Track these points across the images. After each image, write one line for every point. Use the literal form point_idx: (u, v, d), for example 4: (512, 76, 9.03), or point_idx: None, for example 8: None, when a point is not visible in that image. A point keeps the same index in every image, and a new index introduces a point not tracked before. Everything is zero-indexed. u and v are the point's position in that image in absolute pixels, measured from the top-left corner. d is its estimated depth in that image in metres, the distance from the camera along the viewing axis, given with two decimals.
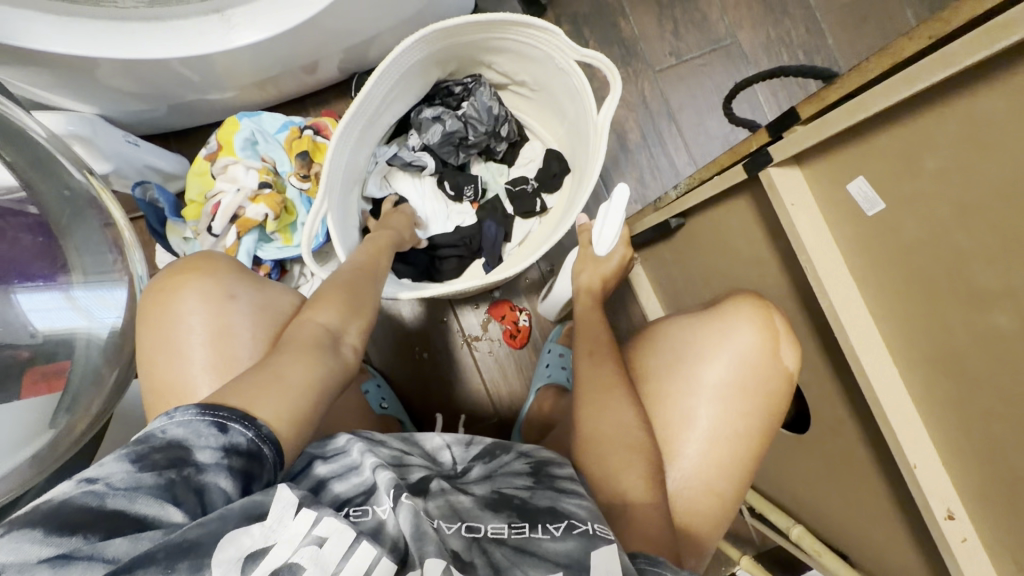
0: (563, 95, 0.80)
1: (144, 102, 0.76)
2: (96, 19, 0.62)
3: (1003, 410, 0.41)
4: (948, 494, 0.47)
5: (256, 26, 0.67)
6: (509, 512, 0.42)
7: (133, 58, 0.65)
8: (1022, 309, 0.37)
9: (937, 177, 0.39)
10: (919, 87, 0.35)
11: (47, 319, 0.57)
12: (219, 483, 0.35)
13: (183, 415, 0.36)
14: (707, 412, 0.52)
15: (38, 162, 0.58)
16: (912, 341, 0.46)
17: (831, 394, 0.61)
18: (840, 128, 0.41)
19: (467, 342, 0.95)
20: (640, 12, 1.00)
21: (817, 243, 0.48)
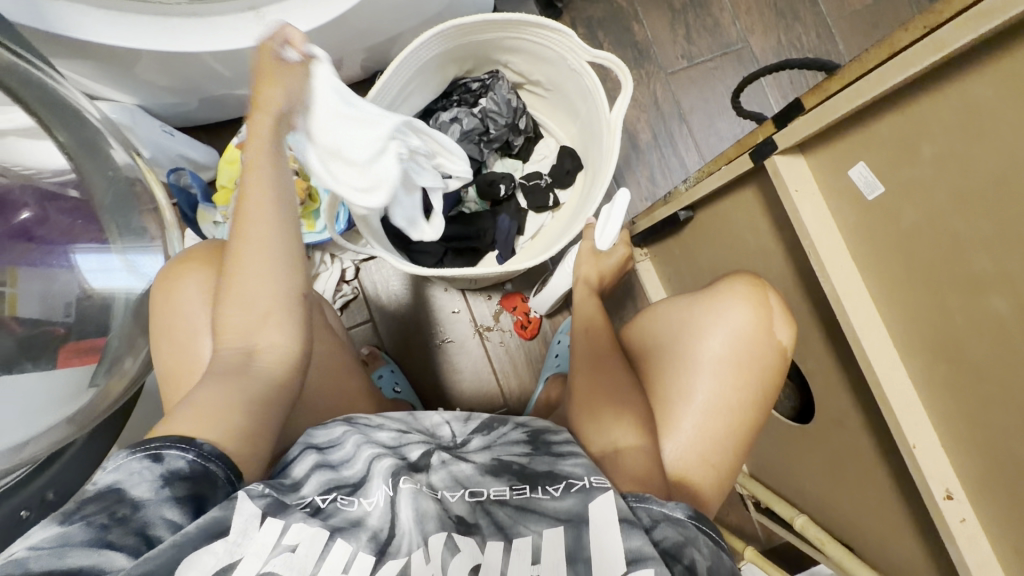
0: (576, 93, 0.83)
1: (178, 95, 0.80)
2: (141, 14, 0.66)
3: (999, 389, 0.42)
4: (947, 475, 0.48)
5: (288, 24, 0.71)
6: (510, 476, 0.45)
7: (172, 51, 0.69)
8: (1013, 289, 0.39)
9: (933, 161, 0.41)
10: (915, 70, 0.37)
11: (102, 279, 0.63)
12: (163, 516, 0.35)
13: (113, 461, 0.36)
14: (704, 385, 0.54)
15: (86, 144, 0.61)
16: (910, 321, 0.47)
17: (834, 382, 0.62)
18: (841, 113, 0.43)
19: (479, 332, 0.97)
20: (653, 17, 1.03)
21: (820, 229, 0.50)
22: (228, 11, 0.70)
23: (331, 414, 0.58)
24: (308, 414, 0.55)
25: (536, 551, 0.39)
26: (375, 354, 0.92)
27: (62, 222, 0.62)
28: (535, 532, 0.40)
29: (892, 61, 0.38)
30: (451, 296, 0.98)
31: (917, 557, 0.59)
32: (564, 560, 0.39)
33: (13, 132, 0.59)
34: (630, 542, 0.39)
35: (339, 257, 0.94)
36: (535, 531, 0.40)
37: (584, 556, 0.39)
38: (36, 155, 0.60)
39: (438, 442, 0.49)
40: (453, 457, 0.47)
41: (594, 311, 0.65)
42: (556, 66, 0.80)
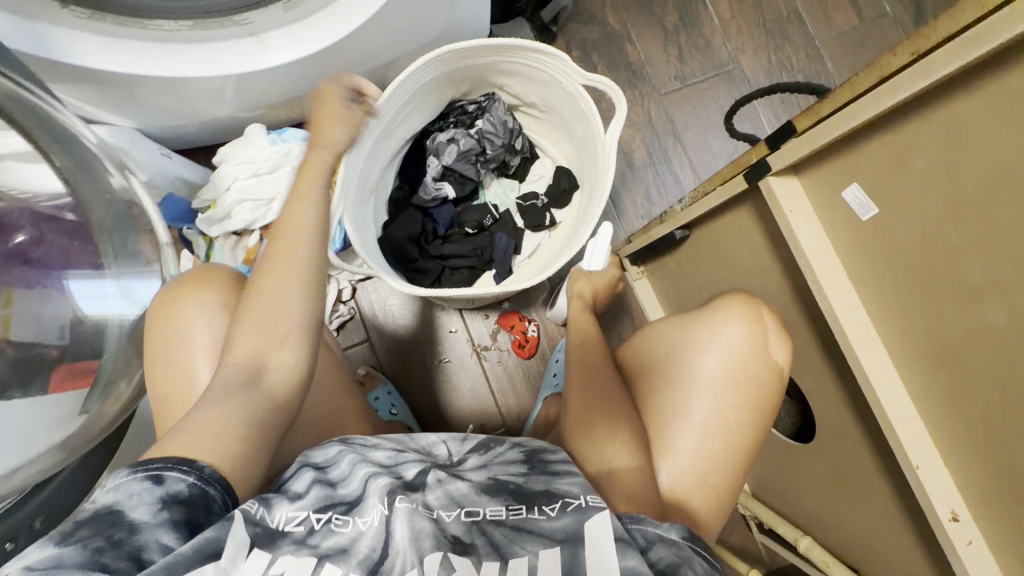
0: (571, 115, 0.84)
1: (178, 117, 0.81)
2: (144, 40, 0.67)
3: (999, 408, 0.42)
4: (951, 496, 0.47)
5: (288, 50, 0.73)
6: (506, 495, 0.44)
7: (172, 75, 0.70)
8: (1012, 307, 0.39)
9: (925, 182, 0.41)
10: (903, 96, 0.38)
11: (95, 306, 0.62)
12: (159, 539, 0.35)
13: (114, 482, 0.36)
14: (698, 402, 0.54)
15: (84, 168, 0.62)
16: (908, 339, 0.47)
17: (834, 401, 0.62)
18: (834, 136, 0.44)
19: (477, 351, 0.97)
20: (646, 39, 1.05)
21: (816, 248, 0.50)
22: (229, 38, 0.71)
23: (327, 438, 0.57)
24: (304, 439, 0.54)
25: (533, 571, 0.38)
26: (372, 375, 0.91)
27: (58, 242, 0.62)
28: (531, 552, 0.39)
29: (882, 85, 0.39)
30: (448, 315, 0.98)
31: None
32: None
33: (10, 157, 0.58)
34: (626, 561, 0.38)
35: (335, 277, 0.94)
36: (531, 551, 0.39)
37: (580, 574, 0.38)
38: (29, 177, 0.59)
39: (434, 461, 0.49)
40: (450, 476, 0.46)
41: (591, 328, 0.64)
42: (550, 88, 0.82)
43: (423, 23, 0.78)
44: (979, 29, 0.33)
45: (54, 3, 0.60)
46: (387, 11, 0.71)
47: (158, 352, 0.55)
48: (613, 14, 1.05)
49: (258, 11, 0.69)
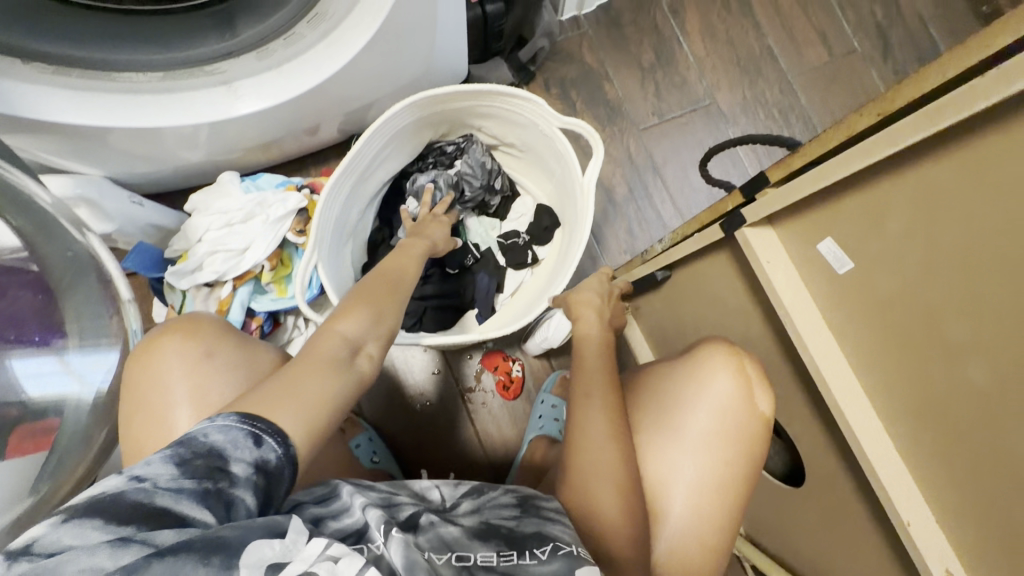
0: (550, 155, 0.84)
1: (150, 164, 0.79)
2: (110, 91, 0.66)
3: (984, 467, 0.41)
4: (945, 554, 0.46)
5: (259, 97, 0.72)
6: (498, 541, 0.42)
7: (138, 125, 0.69)
8: (995, 368, 0.37)
9: (900, 238, 0.40)
10: (870, 159, 0.38)
11: (39, 387, 0.58)
12: (247, 500, 0.34)
13: (224, 421, 0.37)
14: (678, 457, 0.54)
15: (38, 223, 0.61)
16: (894, 393, 0.46)
17: (823, 447, 0.61)
18: (806, 192, 0.43)
19: (461, 393, 0.94)
20: (624, 76, 1.07)
21: (795, 299, 0.50)
22: (199, 87, 0.70)
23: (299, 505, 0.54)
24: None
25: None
26: (353, 421, 0.89)
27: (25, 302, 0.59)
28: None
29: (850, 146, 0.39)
30: (431, 356, 0.96)
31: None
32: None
33: None
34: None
35: None
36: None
37: None
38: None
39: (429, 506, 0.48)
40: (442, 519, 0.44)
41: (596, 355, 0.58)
42: (528, 130, 0.81)
43: (399, 67, 0.78)
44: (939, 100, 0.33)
45: (17, 61, 0.59)
46: (361, 58, 0.71)
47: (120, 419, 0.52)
48: (590, 52, 1.06)
49: (230, 61, 0.69)
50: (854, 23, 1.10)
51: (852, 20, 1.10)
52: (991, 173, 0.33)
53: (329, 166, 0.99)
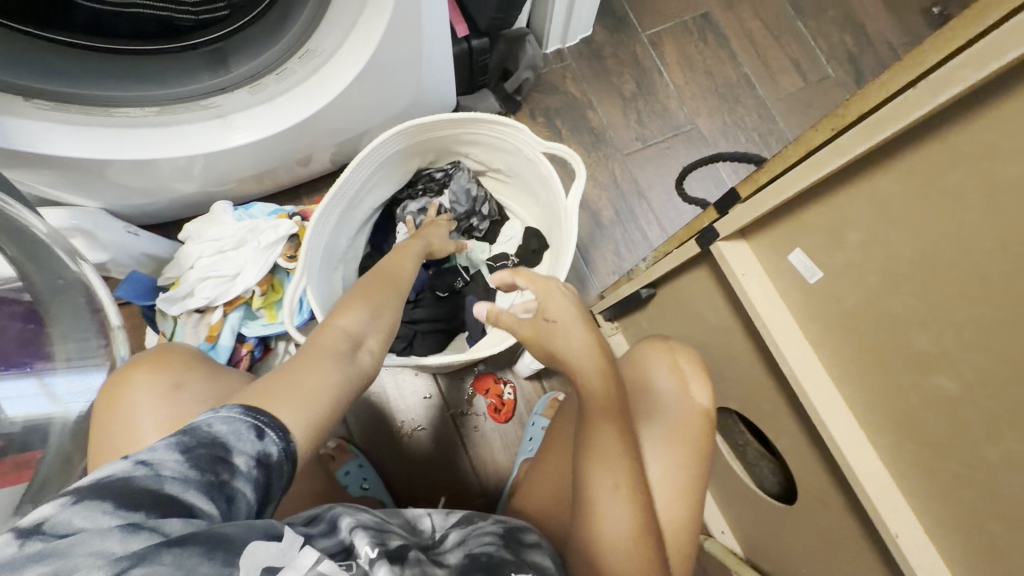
0: (534, 179, 0.86)
1: (147, 196, 0.82)
2: (107, 127, 0.68)
3: (964, 476, 0.41)
4: (938, 567, 0.45)
5: (251, 129, 0.74)
6: (482, 573, 0.42)
7: (132, 157, 0.70)
8: (968, 377, 0.37)
9: (866, 249, 0.41)
10: (823, 172, 0.39)
11: (18, 407, 0.58)
12: (246, 493, 0.34)
13: (227, 413, 0.37)
14: (669, 484, 0.53)
15: (33, 254, 0.62)
16: (876, 405, 0.46)
17: (811, 462, 0.60)
18: (770, 205, 0.45)
19: (453, 418, 0.94)
20: (607, 105, 1.11)
21: (771, 310, 0.50)
22: (196, 120, 0.73)
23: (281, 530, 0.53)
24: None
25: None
26: (343, 448, 0.88)
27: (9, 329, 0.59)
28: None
29: (807, 159, 0.40)
30: (422, 380, 0.95)
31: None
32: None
33: None
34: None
35: None
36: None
37: None
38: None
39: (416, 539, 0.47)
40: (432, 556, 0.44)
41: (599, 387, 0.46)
42: (513, 156, 0.84)
43: (388, 100, 0.82)
44: (885, 112, 0.34)
45: (18, 98, 0.62)
46: (351, 91, 0.74)
47: (101, 445, 0.52)
48: (573, 84, 1.11)
49: (224, 96, 0.73)
50: (826, 53, 1.15)
51: (824, 50, 1.15)
52: (940, 189, 0.35)
53: (321, 195, 1.02)
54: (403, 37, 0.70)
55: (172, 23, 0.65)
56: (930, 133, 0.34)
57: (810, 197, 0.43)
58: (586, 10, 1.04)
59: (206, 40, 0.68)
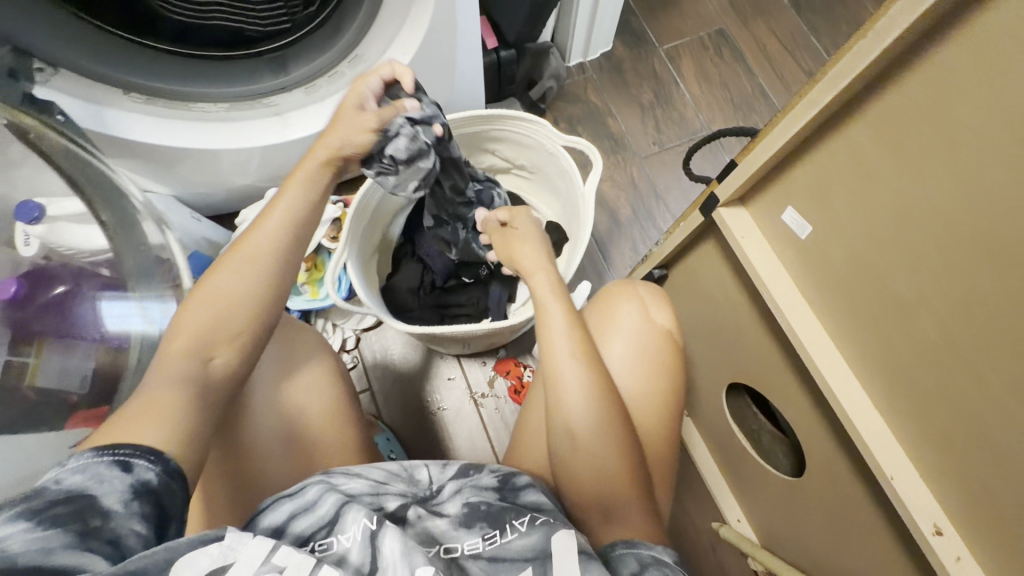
0: (555, 173, 0.93)
1: (209, 185, 0.92)
2: (180, 118, 0.78)
3: (946, 414, 0.43)
4: (933, 510, 0.47)
5: (304, 125, 0.83)
6: (481, 523, 0.47)
7: (198, 146, 0.79)
8: (937, 315, 0.41)
9: (844, 201, 0.45)
10: (799, 126, 0.45)
11: (117, 323, 0.68)
12: (134, 527, 0.34)
13: (76, 463, 0.36)
14: (649, 408, 0.58)
15: (121, 222, 0.72)
16: (866, 352, 0.49)
17: (815, 427, 0.63)
18: (761, 164, 0.50)
19: (475, 398, 0.99)
20: (626, 113, 1.18)
21: (769, 269, 0.55)
22: (257, 116, 0.82)
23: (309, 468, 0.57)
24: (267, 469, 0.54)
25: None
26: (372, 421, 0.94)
27: (94, 295, 0.69)
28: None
29: (788, 116, 0.46)
30: (446, 363, 1.01)
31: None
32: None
33: (63, 217, 0.70)
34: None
35: (341, 327, 1.01)
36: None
37: None
38: (78, 236, 0.70)
39: (415, 494, 0.52)
40: (430, 513, 0.49)
41: (562, 318, 0.58)
42: (536, 151, 0.92)
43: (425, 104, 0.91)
44: (843, 64, 0.40)
45: (118, 90, 0.73)
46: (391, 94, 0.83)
47: None
48: (594, 93, 1.19)
49: (283, 95, 0.82)
50: None
51: None
52: (898, 138, 0.39)
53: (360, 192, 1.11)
54: (439, 45, 0.79)
55: (243, 32, 0.77)
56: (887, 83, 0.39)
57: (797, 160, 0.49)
58: (606, 26, 1.12)
59: (271, 47, 0.80)
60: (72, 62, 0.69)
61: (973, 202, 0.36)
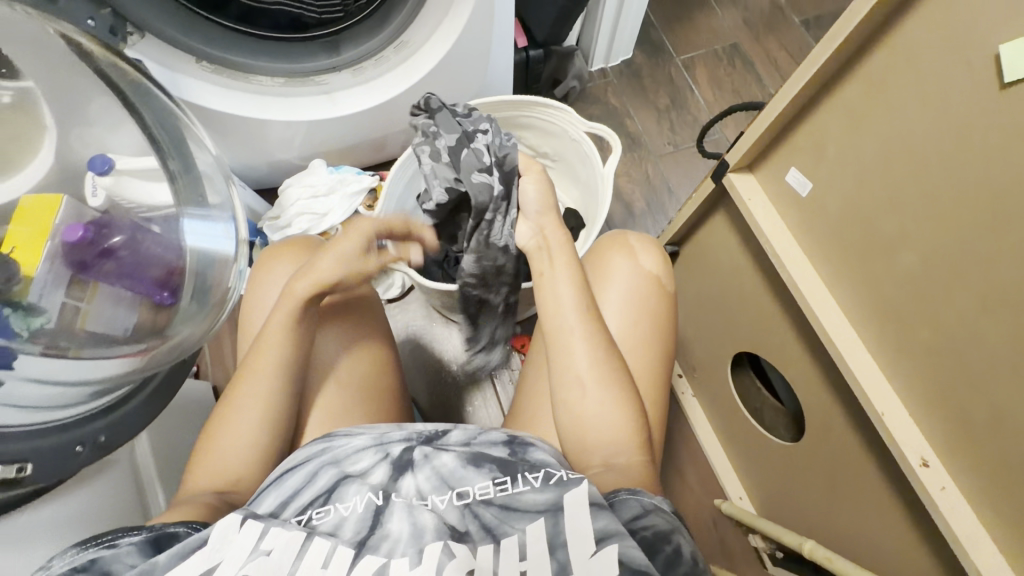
0: (576, 160, 1.00)
1: (252, 158, 0.99)
2: (237, 91, 0.86)
3: (927, 345, 0.50)
4: (919, 444, 0.52)
5: (353, 107, 0.93)
6: (490, 469, 0.50)
7: (248, 117, 0.87)
8: (917, 250, 0.48)
9: (839, 153, 0.53)
10: (803, 85, 0.53)
11: (196, 240, 0.78)
12: (130, 565, 0.42)
13: (60, 561, 0.41)
14: (643, 354, 0.61)
15: (186, 170, 0.78)
16: (857, 295, 0.56)
17: (815, 387, 0.67)
18: (770, 123, 0.58)
19: (490, 369, 1.04)
20: (643, 115, 1.26)
21: (773, 226, 0.62)
22: (308, 96, 0.92)
23: (345, 397, 0.63)
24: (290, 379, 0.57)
25: (522, 549, 0.44)
26: None
27: (150, 251, 0.73)
28: (519, 530, 0.45)
29: (794, 78, 0.54)
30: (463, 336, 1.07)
31: (926, 562, 0.58)
32: (547, 552, 0.43)
33: (128, 172, 0.75)
34: (597, 522, 0.43)
35: None
36: (520, 529, 0.45)
37: (561, 542, 0.43)
38: (142, 192, 0.75)
39: (420, 434, 0.56)
40: (435, 452, 0.54)
41: (570, 281, 0.60)
42: (560, 138, 0.99)
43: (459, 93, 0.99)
44: (840, 26, 0.48)
45: (190, 59, 0.80)
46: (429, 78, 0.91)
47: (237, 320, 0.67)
48: (614, 96, 1.27)
49: (333, 75, 0.91)
50: None
51: None
52: (887, 92, 0.48)
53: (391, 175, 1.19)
54: (480, 35, 0.87)
55: (301, 19, 0.83)
56: (880, 42, 0.47)
57: (800, 122, 0.57)
58: (628, 34, 1.21)
59: (324, 32, 0.86)
60: (155, 30, 0.74)
61: (951, 144, 0.44)
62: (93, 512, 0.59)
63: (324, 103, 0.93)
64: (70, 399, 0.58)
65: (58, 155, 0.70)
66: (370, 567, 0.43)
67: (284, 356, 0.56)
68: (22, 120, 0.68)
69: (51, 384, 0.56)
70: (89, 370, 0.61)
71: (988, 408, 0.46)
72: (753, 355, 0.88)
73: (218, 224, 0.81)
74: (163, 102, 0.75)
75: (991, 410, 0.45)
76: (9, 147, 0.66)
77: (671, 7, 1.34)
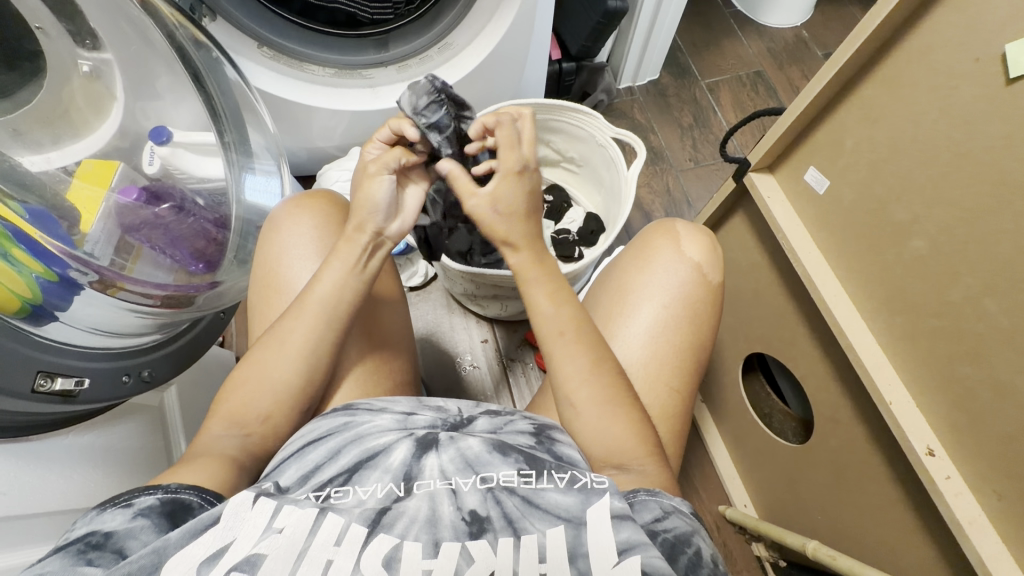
0: (602, 165, 1.04)
1: (296, 146, 1.04)
2: (290, 78, 0.90)
3: (941, 330, 0.54)
4: (927, 436, 0.57)
5: (397, 99, 0.95)
6: (517, 458, 0.46)
7: (296, 100, 0.91)
8: (929, 238, 0.54)
9: (856, 151, 0.60)
10: (821, 85, 0.60)
11: (254, 195, 0.84)
12: (139, 538, 0.39)
13: (83, 521, 0.40)
14: (661, 340, 0.62)
15: (239, 125, 0.83)
16: (871, 290, 0.62)
17: (829, 387, 0.70)
18: (789, 123, 0.65)
19: (504, 363, 1.06)
20: (667, 131, 1.31)
21: (790, 223, 0.69)
22: (354, 88, 0.95)
23: (369, 355, 0.63)
24: (314, 333, 0.55)
25: (542, 549, 0.39)
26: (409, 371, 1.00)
27: (193, 218, 0.77)
28: (540, 530, 0.40)
29: (813, 83, 0.61)
30: (480, 327, 1.09)
31: (933, 557, 0.61)
32: (565, 559, 0.39)
33: (183, 145, 0.78)
34: (620, 534, 0.39)
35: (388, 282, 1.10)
36: (540, 529, 0.40)
37: (583, 552, 0.39)
38: (191, 163, 0.78)
39: (445, 420, 0.52)
40: (461, 434, 0.49)
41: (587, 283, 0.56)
42: (586, 142, 1.03)
43: (497, 99, 1.04)
44: (855, 35, 0.56)
45: (253, 44, 0.85)
46: (468, 82, 0.95)
47: (257, 281, 0.66)
48: (640, 112, 1.32)
49: (378, 70, 0.94)
50: None
51: None
52: (900, 97, 0.55)
53: None
54: (521, 47, 0.92)
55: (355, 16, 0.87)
56: (890, 50, 0.55)
57: (817, 125, 0.65)
58: (657, 56, 1.27)
59: (375, 30, 0.90)
60: (225, 12, 0.79)
61: (968, 143, 0.49)
62: (119, 452, 0.62)
63: (368, 97, 0.96)
64: (123, 329, 0.64)
65: (124, 125, 0.75)
66: (382, 548, 0.39)
67: (327, 322, 0.56)
68: (98, 88, 0.73)
69: (91, 330, 0.61)
70: (130, 323, 0.65)
71: (992, 381, 0.50)
72: (761, 358, 0.91)
73: (260, 177, 0.86)
74: (225, 73, 0.80)
75: (994, 382, 0.50)
76: (86, 111, 0.72)
77: (698, 33, 1.41)
